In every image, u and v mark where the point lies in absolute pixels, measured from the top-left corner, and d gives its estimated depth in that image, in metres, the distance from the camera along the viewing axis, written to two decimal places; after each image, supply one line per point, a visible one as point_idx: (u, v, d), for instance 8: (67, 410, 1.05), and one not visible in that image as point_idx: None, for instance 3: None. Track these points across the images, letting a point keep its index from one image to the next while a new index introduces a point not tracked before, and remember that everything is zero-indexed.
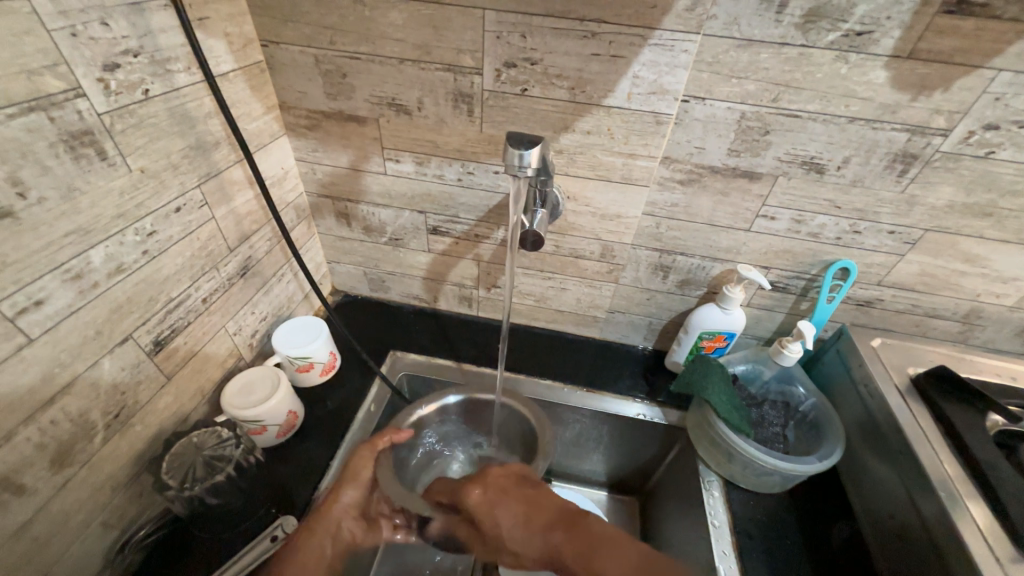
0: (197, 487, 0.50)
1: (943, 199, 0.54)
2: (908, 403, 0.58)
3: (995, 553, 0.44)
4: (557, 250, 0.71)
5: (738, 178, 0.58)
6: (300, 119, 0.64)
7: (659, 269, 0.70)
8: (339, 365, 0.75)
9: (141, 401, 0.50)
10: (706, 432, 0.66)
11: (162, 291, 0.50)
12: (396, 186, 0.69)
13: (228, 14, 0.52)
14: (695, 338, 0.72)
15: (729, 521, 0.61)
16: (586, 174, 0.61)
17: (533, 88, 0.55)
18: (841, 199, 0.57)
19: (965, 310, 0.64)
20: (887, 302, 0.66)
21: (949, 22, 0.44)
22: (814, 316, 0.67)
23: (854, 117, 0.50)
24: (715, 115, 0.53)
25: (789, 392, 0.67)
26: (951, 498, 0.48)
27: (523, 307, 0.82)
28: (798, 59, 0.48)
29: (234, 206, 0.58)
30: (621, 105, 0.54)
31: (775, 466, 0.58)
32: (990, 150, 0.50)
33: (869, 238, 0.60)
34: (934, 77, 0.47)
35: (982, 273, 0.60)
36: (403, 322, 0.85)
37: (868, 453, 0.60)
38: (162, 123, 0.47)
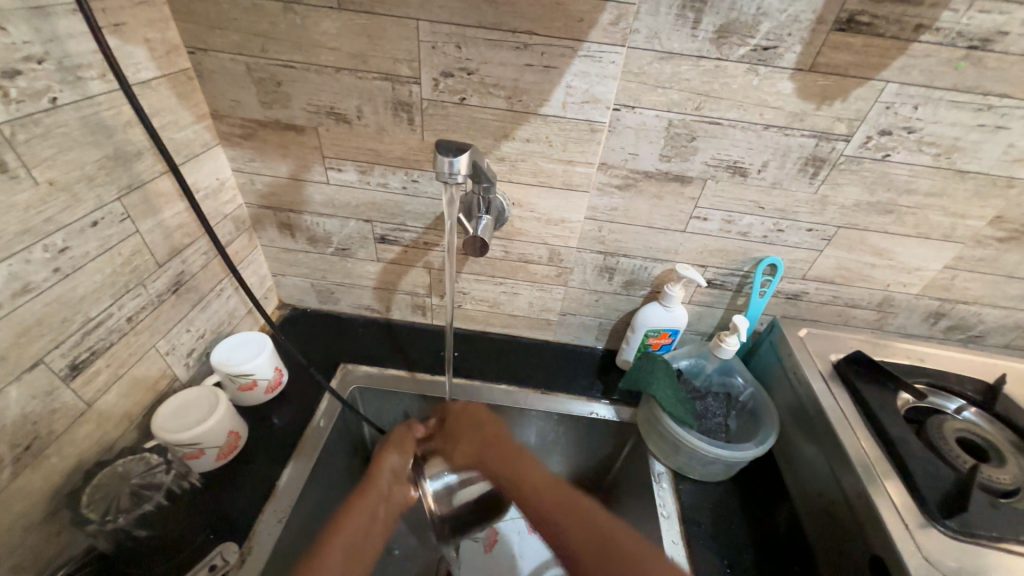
0: (122, 518, 0.47)
1: (850, 198, 0.60)
2: (830, 387, 0.62)
3: (905, 521, 0.48)
4: (506, 255, 0.72)
5: (672, 182, 0.61)
6: (234, 128, 0.62)
7: (605, 271, 0.72)
8: (286, 381, 0.73)
9: (56, 431, 0.46)
10: (654, 427, 0.68)
11: (79, 311, 0.47)
12: (340, 195, 0.68)
13: (149, 20, 0.50)
14: (642, 336, 0.75)
15: (677, 511, 0.63)
16: (528, 181, 0.63)
17: (471, 97, 0.56)
18: (764, 200, 0.61)
19: (878, 299, 0.70)
20: (811, 294, 0.71)
21: (842, 39, 0.48)
22: (749, 310, 0.71)
23: (769, 125, 0.55)
24: (645, 123, 0.56)
25: (729, 383, 0.71)
26: (867, 472, 0.52)
27: (476, 313, 0.82)
28: (715, 71, 0.52)
29: (162, 219, 0.56)
30: (557, 113, 0.56)
31: (719, 456, 0.61)
32: (886, 153, 0.55)
33: (791, 236, 0.64)
34: (833, 88, 0.51)
35: (890, 264, 0.66)
36: (355, 334, 0.84)
37: (799, 437, 0.64)
38: (73, 133, 0.44)
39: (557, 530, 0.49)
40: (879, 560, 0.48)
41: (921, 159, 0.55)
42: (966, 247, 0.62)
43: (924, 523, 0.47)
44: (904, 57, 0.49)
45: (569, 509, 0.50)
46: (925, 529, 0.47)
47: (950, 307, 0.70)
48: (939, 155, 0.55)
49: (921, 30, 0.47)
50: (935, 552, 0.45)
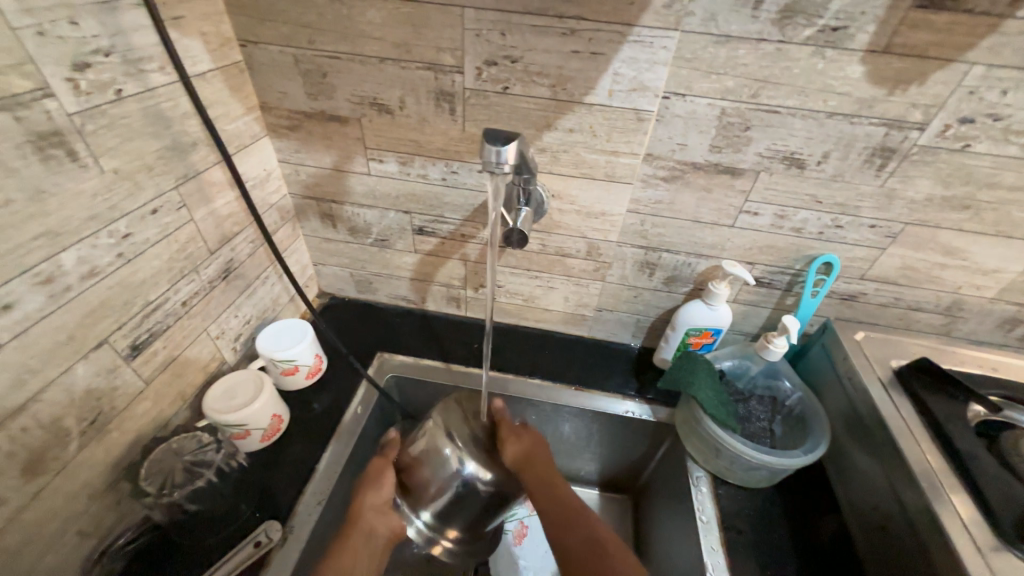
0: (176, 493, 0.50)
1: (921, 192, 0.55)
2: (890, 395, 0.58)
3: (977, 543, 0.44)
4: (543, 248, 0.71)
5: (722, 174, 0.58)
6: (281, 120, 0.63)
7: (645, 267, 0.70)
8: (325, 367, 0.74)
9: (118, 407, 0.49)
10: (694, 428, 0.66)
11: (139, 295, 0.49)
12: (380, 186, 0.68)
13: (204, 14, 0.52)
14: (682, 334, 0.72)
15: (717, 516, 0.61)
16: (570, 172, 0.61)
17: (514, 86, 0.55)
18: (822, 194, 0.57)
19: (946, 302, 0.65)
20: (870, 295, 0.66)
21: (923, 17, 0.44)
22: (799, 311, 0.67)
23: (833, 113, 0.51)
24: (695, 111, 0.54)
25: (775, 386, 0.67)
26: (932, 487, 0.48)
27: (510, 307, 0.82)
28: (776, 55, 0.48)
29: (214, 207, 0.58)
30: (603, 102, 0.54)
31: (764, 462, 0.58)
32: (966, 143, 0.50)
33: (850, 232, 0.60)
34: (908, 71, 0.47)
35: (963, 265, 0.60)
36: (391, 324, 0.85)
37: (853, 447, 0.60)
38: (136, 124, 0.46)
39: (562, 534, 0.54)
40: None
41: (1007, 150, 0.50)
42: None
43: (998, 546, 0.44)
44: (996, 36, 0.44)
45: (570, 509, 0.56)
46: (999, 552, 0.43)
47: None
48: None
49: (1017, 5, 0.42)
50: None
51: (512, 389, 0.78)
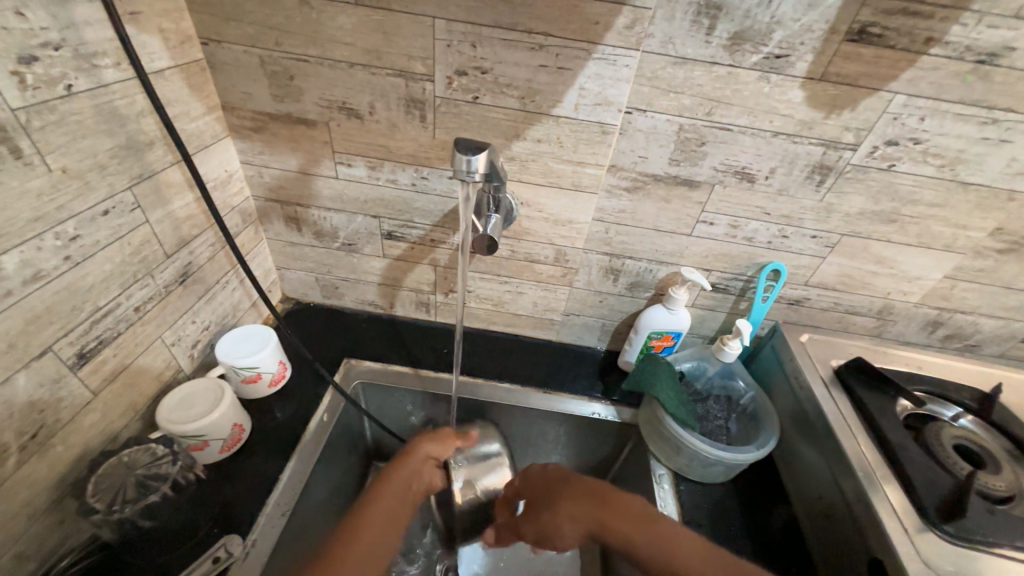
0: (127, 509, 0.47)
1: (855, 206, 0.60)
2: (831, 392, 0.63)
3: (905, 525, 0.49)
4: (512, 254, 0.72)
5: (680, 186, 0.61)
6: (244, 121, 0.62)
7: (610, 273, 0.73)
8: (289, 375, 0.73)
9: (62, 420, 0.46)
10: (656, 428, 0.69)
11: (88, 300, 0.47)
12: (349, 190, 0.68)
13: (164, 10, 0.50)
14: (645, 338, 0.75)
15: (678, 511, 0.64)
16: (538, 181, 0.63)
17: (484, 96, 0.56)
18: (770, 207, 0.62)
19: (878, 306, 0.71)
20: (813, 300, 0.72)
21: (853, 49, 0.49)
22: (751, 315, 0.72)
23: (778, 132, 0.55)
24: (655, 127, 0.57)
25: (731, 386, 0.71)
26: (867, 477, 0.53)
27: (480, 312, 0.82)
28: (727, 77, 0.52)
29: (172, 209, 0.55)
30: (569, 115, 0.57)
31: (722, 458, 0.62)
32: (892, 163, 0.56)
33: (795, 242, 0.65)
34: (842, 97, 0.52)
35: (891, 273, 0.67)
36: (358, 329, 0.84)
37: (799, 441, 0.65)
38: (87, 121, 0.44)
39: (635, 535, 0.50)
40: (879, 563, 0.49)
41: (925, 170, 0.56)
42: (966, 257, 0.64)
43: (923, 528, 0.48)
44: (913, 69, 0.49)
45: (648, 519, 0.51)
46: (924, 533, 0.48)
47: (948, 316, 0.71)
48: (944, 166, 0.56)
49: (931, 43, 0.48)
50: (932, 556, 0.46)
51: (480, 394, 0.79)
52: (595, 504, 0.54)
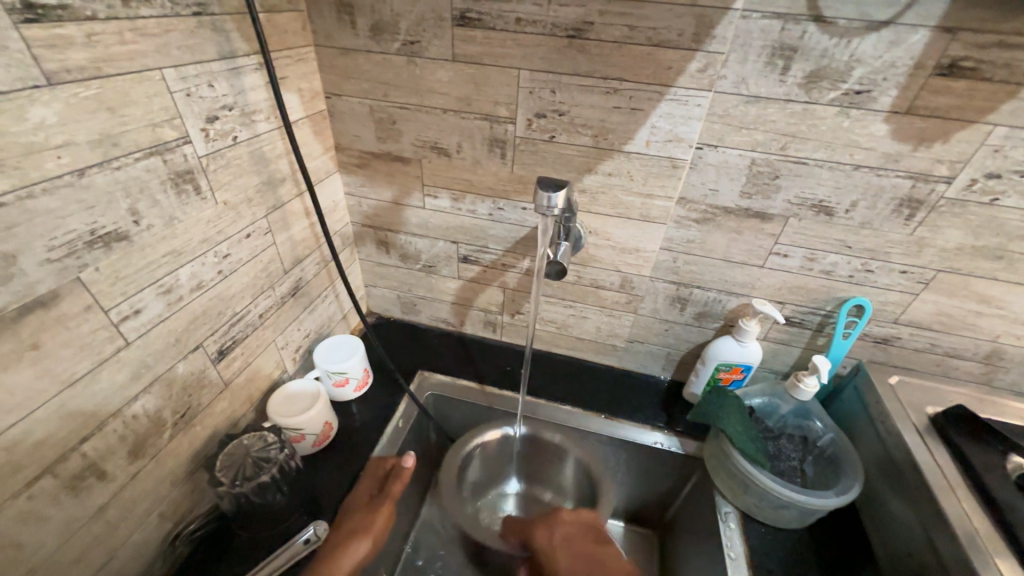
0: (245, 485, 0.55)
1: (952, 242, 0.57)
2: (925, 441, 0.58)
3: None
4: (579, 280, 0.76)
5: (751, 219, 0.62)
6: (352, 158, 0.72)
7: (676, 301, 0.73)
8: (370, 382, 0.80)
9: (202, 404, 0.56)
10: (722, 463, 0.67)
11: (229, 306, 0.57)
12: (433, 219, 0.76)
13: (303, 74, 0.62)
14: (712, 369, 0.74)
15: (746, 553, 0.61)
16: (606, 212, 0.67)
17: (560, 135, 0.62)
18: (851, 240, 0.60)
19: (985, 350, 0.65)
20: (905, 340, 0.67)
21: (942, 83, 0.48)
22: (831, 352, 0.68)
23: (859, 165, 0.54)
24: (726, 161, 0.58)
25: (807, 427, 0.67)
26: (970, 538, 0.48)
27: (544, 334, 0.86)
28: (803, 114, 0.53)
29: (292, 233, 0.66)
30: (640, 151, 0.60)
31: (796, 501, 0.59)
32: (994, 197, 0.53)
33: (881, 277, 0.62)
34: (932, 130, 0.51)
35: (1000, 314, 0.61)
36: (431, 344, 0.90)
37: (886, 491, 0.60)
38: (244, 164, 0.55)
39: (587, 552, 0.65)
40: None
41: None
42: None
43: None
44: (1015, 101, 0.47)
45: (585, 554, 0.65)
46: None
47: None
48: None
49: None
50: None
51: (539, 412, 0.81)
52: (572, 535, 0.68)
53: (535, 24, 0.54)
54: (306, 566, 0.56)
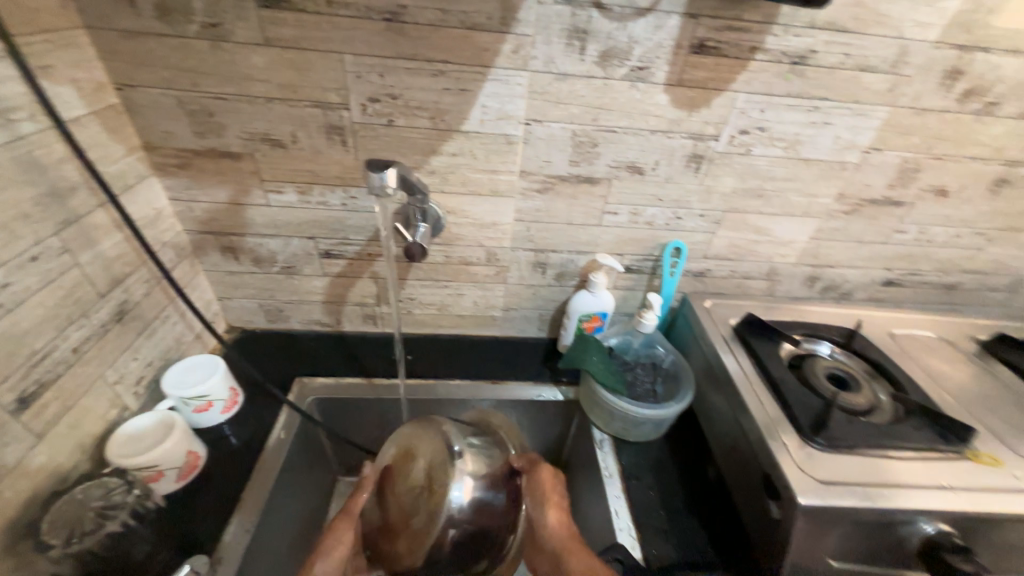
0: (86, 541, 0.48)
1: (728, 187, 0.72)
2: (729, 345, 0.73)
3: (785, 442, 0.56)
4: (447, 259, 0.78)
5: (583, 183, 0.70)
6: (168, 158, 0.64)
7: (538, 266, 0.80)
8: (242, 401, 0.74)
9: (7, 465, 0.47)
10: (592, 399, 0.77)
11: (24, 344, 0.48)
12: (282, 216, 0.71)
13: (76, 62, 0.53)
14: (576, 321, 0.83)
15: (619, 470, 0.72)
16: (458, 190, 0.70)
17: (398, 118, 0.62)
18: (660, 193, 0.72)
19: (766, 269, 0.83)
20: (713, 271, 0.83)
21: (698, 59, 0.60)
22: (663, 289, 0.82)
23: (654, 130, 0.65)
24: (553, 134, 0.65)
25: (654, 354, 0.80)
26: (756, 408, 0.61)
27: (426, 317, 0.87)
28: (604, 88, 0.61)
29: (101, 249, 0.57)
30: (476, 130, 0.64)
31: (647, 415, 0.71)
32: (748, 148, 0.68)
33: (688, 222, 0.76)
34: (698, 98, 0.63)
35: (769, 239, 0.79)
36: (308, 349, 0.86)
37: (709, 390, 0.73)
38: (8, 173, 0.46)
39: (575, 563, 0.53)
40: (768, 478, 0.55)
41: (775, 152, 0.68)
42: (822, 220, 0.76)
43: (800, 442, 0.56)
44: (747, 72, 0.61)
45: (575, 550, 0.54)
46: (800, 445, 0.56)
47: (821, 271, 0.84)
48: (788, 148, 0.68)
49: (755, 51, 0.59)
50: (811, 462, 0.54)
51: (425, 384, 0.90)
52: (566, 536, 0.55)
53: (349, 7, 0.54)
54: None
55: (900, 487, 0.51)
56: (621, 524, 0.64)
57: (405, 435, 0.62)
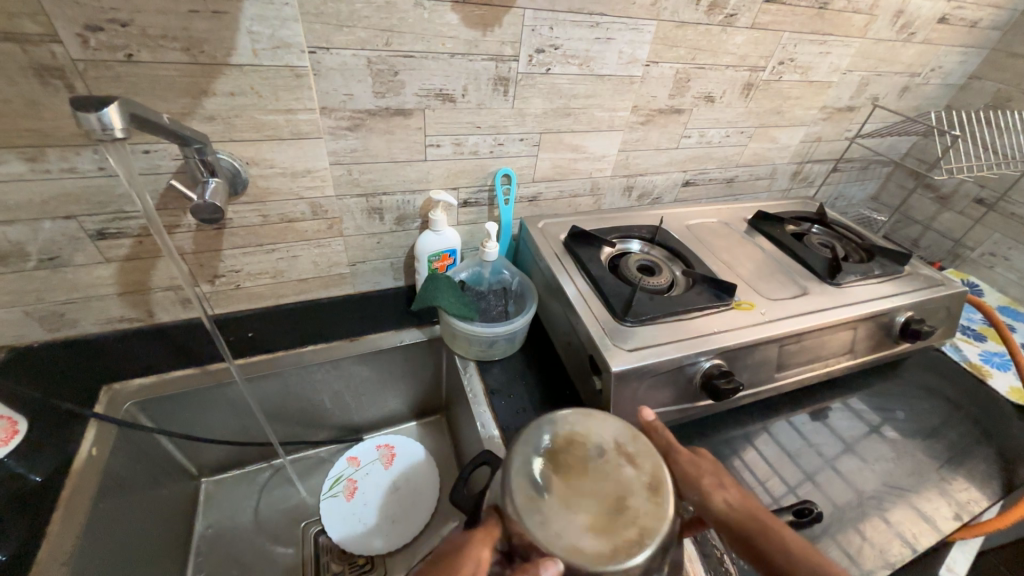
0: None
1: (538, 108, 0.75)
2: (559, 257, 0.80)
3: (603, 326, 0.66)
4: (266, 219, 0.70)
5: (395, 117, 0.67)
6: None
7: (373, 212, 0.77)
8: (20, 430, 0.61)
9: None
10: (450, 332, 0.80)
11: None
12: (12, 194, 0.56)
13: None
14: (427, 263, 0.83)
15: (483, 388, 0.77)
16: (253, 137, 0.62)
17: (140, 52, 0.51)
18: (477, 120, 0.72)
19: (590, 185, 0.91)
20: (545, 193, 0.88)
21: None
22: (502, 218, 0.85)
23: (453, 53, 0.64)
24: (345, 63, 0.60)
25: (502, 279, 0.85)
26: (581, 305, 0.70)
27: (261, 290, 0.79)
28: (387, 8, 0.58)
29: None
30: (251, 62, 0.56)
31: (498, 333, 0.76)
32: (548, 67, 0.71)
33: (510, 147, 0.78)
34: (488, 16, 0.63)
35: (586, 156, 0.86)
36: (116, 353, 0.73)
37: (547, 300, 0.81)
38: None
39: (777, 541, 0.41)
40: (592, 358, 0.65)
41: (572, 69, 0.73)
42: (626, 132, 0.85)
43: (616, 324, 0.66)
44: None
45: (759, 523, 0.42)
46: (615, 326, 0.66)
47: (635, 181, 0.95)
48: (582, 65, 0.73)
49: None
50: (621, 337, 0.64)
51: (268, 364, 0.83)
52: (748, 517, 0.43)
53: None
54: None
55: (703, 338, 0.65)
56: (487, 433, 0.70)
57: (575, 431, 0.45)
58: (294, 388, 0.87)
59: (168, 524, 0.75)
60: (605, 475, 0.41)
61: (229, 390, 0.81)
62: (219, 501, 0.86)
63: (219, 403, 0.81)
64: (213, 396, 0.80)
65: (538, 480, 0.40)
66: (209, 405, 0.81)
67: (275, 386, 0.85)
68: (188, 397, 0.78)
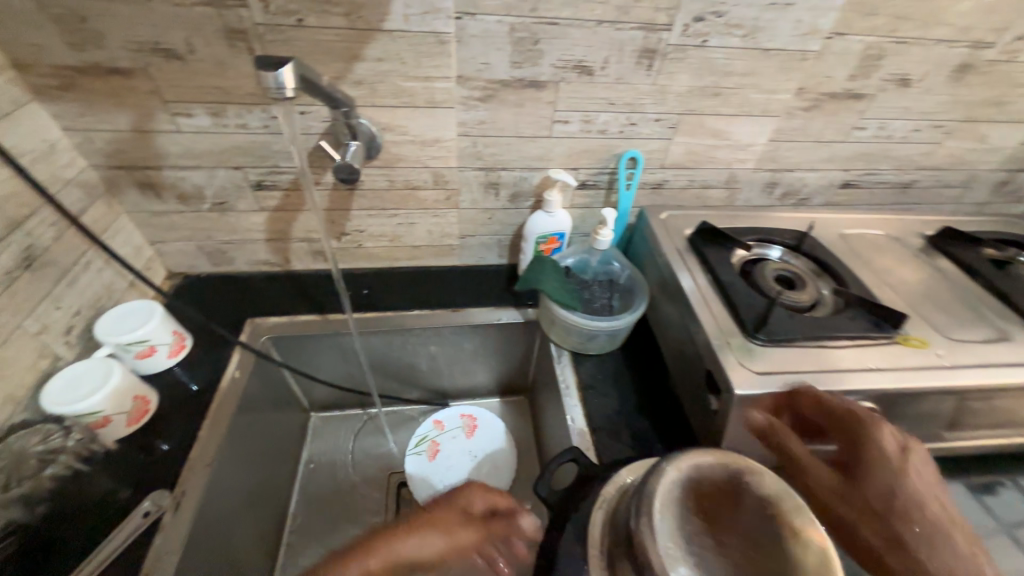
0: (27, 483, 0.51)
1: (683, 85, 0.67)
2: (682, 256, 0.72)
3: (728, 340, 0.58)
4: (392, 184, 0.73)
5: (528, 89, 0.64)
6: (48, 79, 0.56)
7: (490, 187, 0.76)
8: (190, 346, 0.72)
9: None
10: (550, 318, 0.77)
11: None
12: (198, 144, 0.64)
13: None
14: (533, 244, 0.80)
15: (576, 381, 0.74)
16: (392, 103, 0.63)
17: (308, 17, 0.55)
18: (612, 96, 0.67)
19: (725, 177, 0.81)
20: (672, 182, 0.80)
21: None
22: (620, 204, 0.79)
23: (600, 21, 0.59)
24: (488, 30, 0.58)
25: (611, 270, 0.80)
26: (703, 311, 0.62)
27: (379, 251, 0.84)
28: None
29: None
30: (401, 28, 0.57)
31: (601, 328, 0.72)
32: (704, 39, 0.62)
33: (643, 128, 0.71)
34: None
35: (727, 143, 0.75)
36: (258, 291, 0.83)
37: (660, 301, 0.74)
38: None
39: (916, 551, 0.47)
40: (710, 374, 0.58)
41: (732, 42, 0.63)
42: (782, 119, 0.73)
43: (743, 340, 0.58)
44: None
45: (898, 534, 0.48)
46: (741, 343, 0.58)
47: (780, 176, 0.82)
48: (746, 36, 0.63)
49: None
50: (747, 356, 0.56)
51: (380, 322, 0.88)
52: (881, 523, 0.48)
53: None
54: (156, 531, 0.54)
55: (841, 373, 0.55)
56: (577, 430, 0.67)
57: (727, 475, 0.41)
58: (399, 347, 0.91)
59: (283, 446, 0.85)
60: (764, 540, 0.37)
61: (343, 339, 0.86)
62: (324, 435, 0.95)
63: (334, 349, 0.88)
64: (331, 342, 0.86)
65: (681, 531, 0.37)
66: (325, 350, 0.88)
67: (382, 343, 0.89)
68: (310, 339, 0.84)
